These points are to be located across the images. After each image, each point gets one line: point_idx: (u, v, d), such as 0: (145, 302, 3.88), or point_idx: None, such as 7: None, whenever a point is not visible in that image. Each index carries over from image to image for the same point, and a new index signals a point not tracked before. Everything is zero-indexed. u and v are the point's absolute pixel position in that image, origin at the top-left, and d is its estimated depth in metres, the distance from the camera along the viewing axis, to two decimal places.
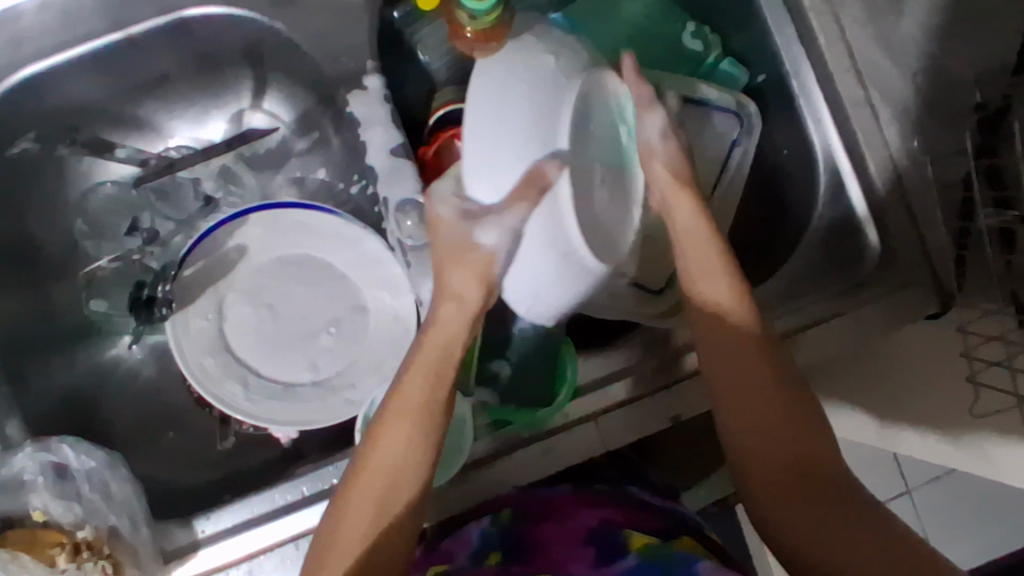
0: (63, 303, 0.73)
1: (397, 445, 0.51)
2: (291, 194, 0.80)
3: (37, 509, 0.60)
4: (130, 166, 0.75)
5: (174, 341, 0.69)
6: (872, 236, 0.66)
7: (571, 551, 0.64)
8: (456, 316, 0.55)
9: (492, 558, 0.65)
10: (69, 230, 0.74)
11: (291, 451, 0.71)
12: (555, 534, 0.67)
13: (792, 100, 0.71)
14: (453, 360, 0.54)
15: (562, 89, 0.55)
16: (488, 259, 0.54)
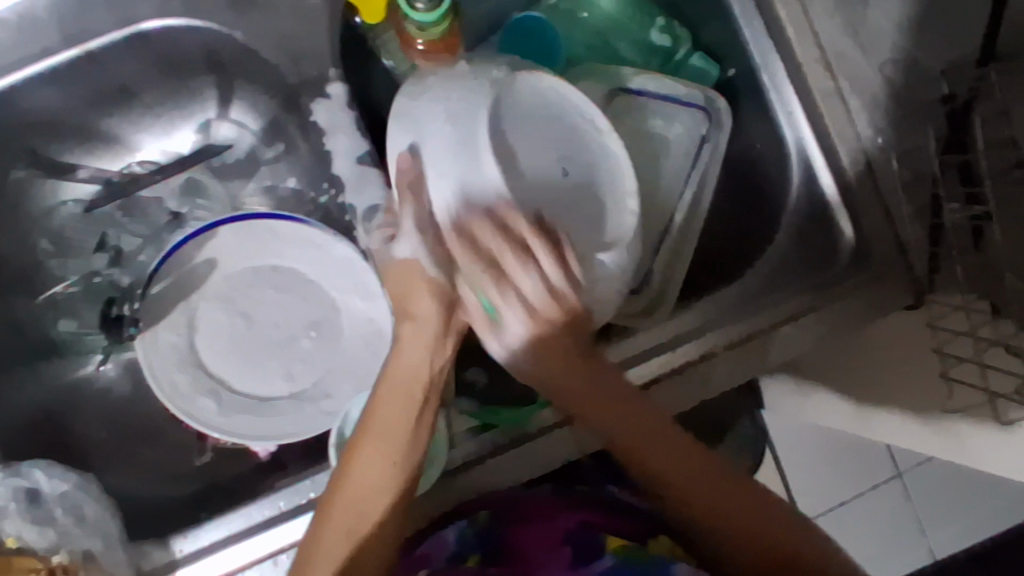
0: (30, 323, 0.71)
1: (366, 478, 0.52)
2: (261, 203, 0.79)
3: (9, 535, 0.59)
4: (92, 184, 0.75)
5: (144, 358, 0.67)
6: (844, 226, 0.66)
7: (548, 552, 0.65)
8: (417, 339, 0.53)
9: (470, 560, 0.65)
10: (33, 251, 0.72)
11: (269, 462, 0.70)
12: (533, 537, 0.66)
13: (762, 92, 0.70)
14: (419, 387, 0.53)
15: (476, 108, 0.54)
16: (419, 270, 0.52)
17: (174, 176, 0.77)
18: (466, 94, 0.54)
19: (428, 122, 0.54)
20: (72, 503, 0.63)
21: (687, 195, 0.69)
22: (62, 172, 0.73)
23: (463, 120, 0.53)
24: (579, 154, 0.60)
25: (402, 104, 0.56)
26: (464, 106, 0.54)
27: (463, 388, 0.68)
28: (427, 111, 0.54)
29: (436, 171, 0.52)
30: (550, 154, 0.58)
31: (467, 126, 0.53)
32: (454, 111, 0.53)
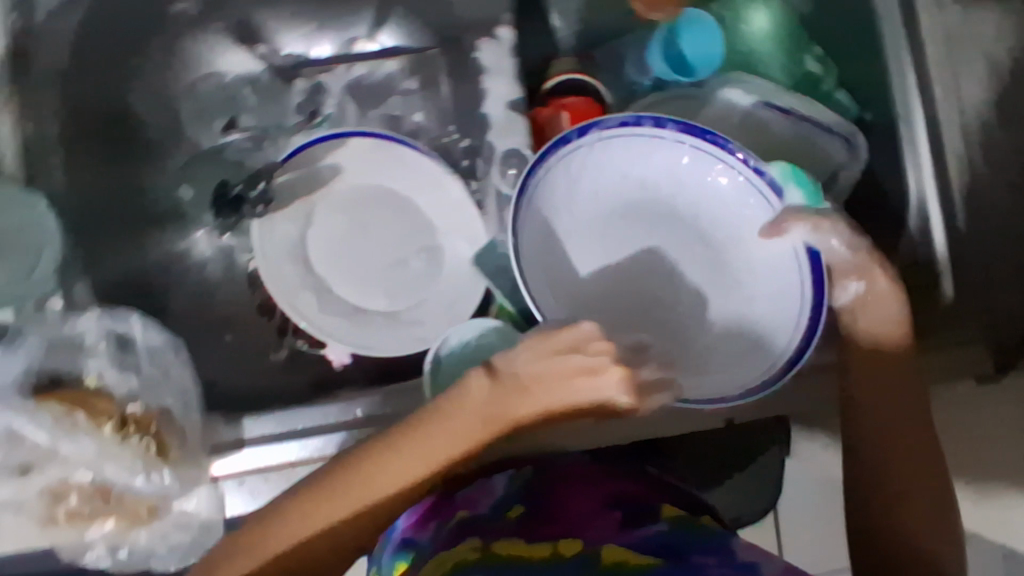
0: (150, 185, 0.71)
1: (411, 465, 0.51)
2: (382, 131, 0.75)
3: (91, 373, 0.60)
4: (253, 63, 0.75)
5: (256, 241, 0.68)
6: (947, 284, 0.69)
7: (596, 513, 0.63)
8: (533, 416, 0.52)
9: (513, 511, 0.64)
10: (176, 114, 0.73)
11: (336, 376, 0.70)
12: (577, 495, 0.65)
13: (897, 139, 0.72)
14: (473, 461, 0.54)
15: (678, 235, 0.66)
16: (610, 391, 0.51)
17: (340, 73, 0.75)
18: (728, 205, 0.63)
19: (637, 172, 0.65)
20: (158, 361, 0.63)
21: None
22: (225, 43, 0.75)
23: (787, 302, 0.60)
24: (706, 270, 0.65)
25: (741, 186, 0.62)
26: (687, 212, 0.65)
27: None
28: (718, 214, 0.64)
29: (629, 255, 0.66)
30: (682, 276, 0.65)
31: (731, 268, 0.64)
32: (685, 228, 0.66)
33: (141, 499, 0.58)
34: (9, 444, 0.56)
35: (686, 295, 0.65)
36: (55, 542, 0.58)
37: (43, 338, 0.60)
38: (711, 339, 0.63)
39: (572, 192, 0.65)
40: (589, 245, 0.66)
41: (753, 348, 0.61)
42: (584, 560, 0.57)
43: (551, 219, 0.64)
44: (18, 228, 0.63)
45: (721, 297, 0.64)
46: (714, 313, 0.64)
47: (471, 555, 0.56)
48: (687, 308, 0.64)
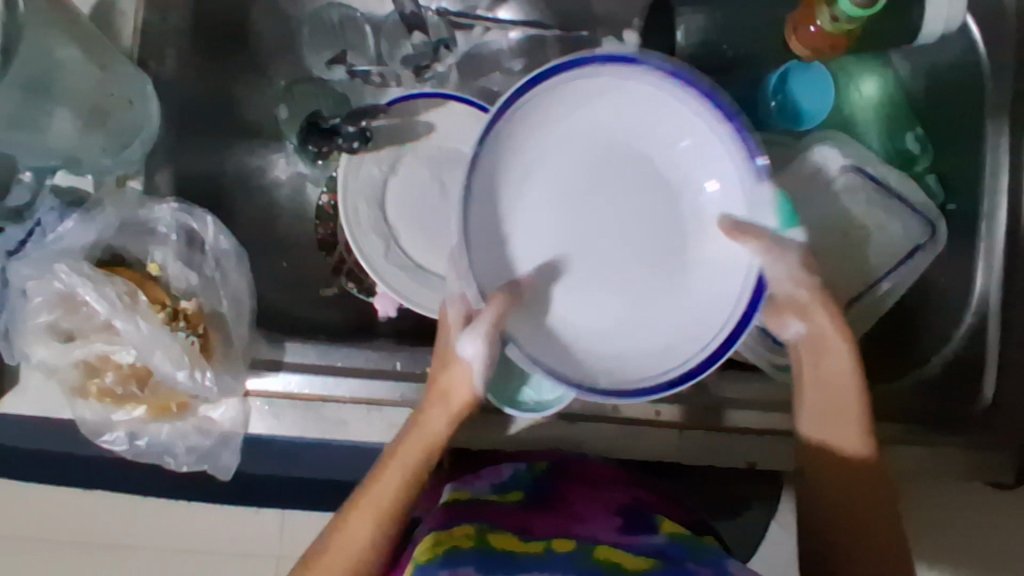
0: (250, 97, 0.72)
1: (386, 505, 0.53)
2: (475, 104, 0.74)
3: (154, 261, 0.62)
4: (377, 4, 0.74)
5: (342, 177, 0.69)
6: (987, 387, 0.70)
7: (602, 516, 0.60)
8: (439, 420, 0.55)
9: (517, 495, 0.62)
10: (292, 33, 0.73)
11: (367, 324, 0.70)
12: (584, 496, 0.64)
13: (974, 236, 0.73)
14: (429, 463, 0.55)
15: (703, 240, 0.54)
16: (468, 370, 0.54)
17: (471, 36, 0.73)
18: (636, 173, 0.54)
19: (615, 135, 0.53)
20: (221, 266, 0.63)
21: (866, 298, 0.71)
22: None
23: (719, 311, 0.52)
24: (657, 255, 0.54)
25: (731, 169, 0.52)
26: (658, 190, 0.54)
27: None
28: (700, 202, 0.54)
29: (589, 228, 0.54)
30: (658, 258, 0.54)
31: (691, 263, 0.54)
32: (649, 212, 0.54)
33: (176, 394, 0.59)
34: (64, 307, 0.57)
35: (630, 291, 0.54)
36: (79, 416, 0.57)
37: (119, 215, 0.60)
38: (590, 334, 0.53)
39: (535, 145, 0.52)
40: (536, 217, 0.53)
41: (667, 353, 0.52)
42: (572, 553, 0.52)
43: (496, 175, 0.51)
44: (129, 100, 0.62)
45: (659, 296, 0.54)
46: (625, 317, 0.54)
47: (464, 540, 0.51)
48: (597, 293, 0.54)
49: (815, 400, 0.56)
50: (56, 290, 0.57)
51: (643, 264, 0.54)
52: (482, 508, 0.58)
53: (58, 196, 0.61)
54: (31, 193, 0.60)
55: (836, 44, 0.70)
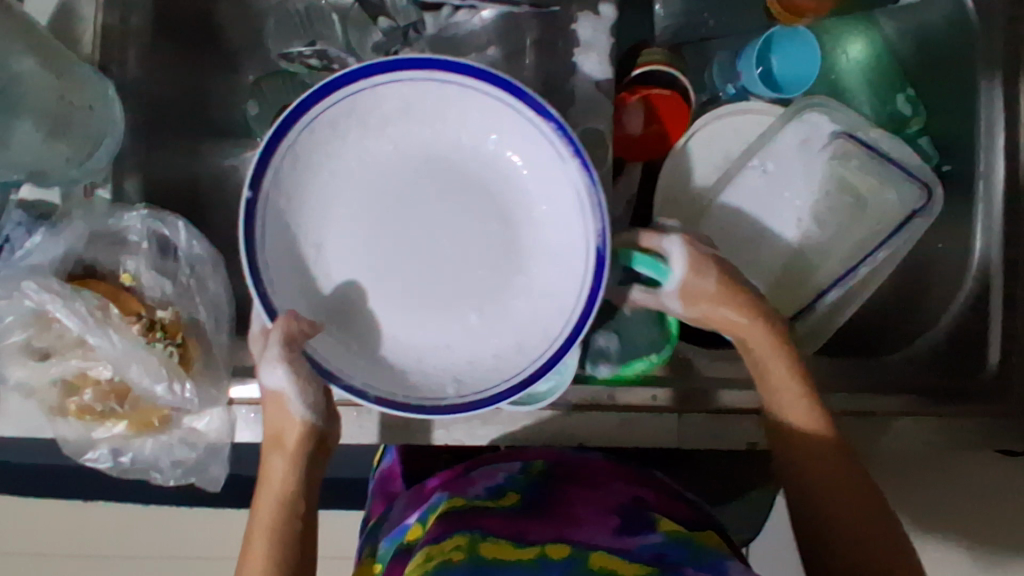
0: (218, 96, 0.71)
1: (265, 567, 0.51)
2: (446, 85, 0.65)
3: (127, 271, 0.59)
4: None
5: None
6: (993, 353, 0.68)
7: (598, 516, 0.57)
8: (280, 467, 0.54)
9: (509, 498, 0.60)
10: (258, 28, 0.71)
11: None
12: (583, 497, 0.61)
13: (972, 198, 0.71)
14: (292, 506, 0.54)
15: (529, 232, 0.55)
16: (283, 401, 0.53)
17: (441, 19, 0.66)
18: (459, 173, 0.55)
19: (420, 142, 0.54)
20: (196, 272, 0.61)
21: (863, 270, 0.68)
22: None
23: (559, 304, 0.53)
24: (496, 264, 0.55)
25: (544, 151, 0.52)
26: (475, 188, 0.55)
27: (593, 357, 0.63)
28: (525, 194, 0.55)
29: (408, 237, 0.55)
30: (494, 266, 0.55)
31: (525, 255, 0.55)
32: (468, 212, 0.55)
33: (157, 407, 0.57)
34: (37, 325, 0.56)
35: (461, 295, 0.55)
36: (60, 434, 0.56)
37: (88, 227, 0.59)
38: (427, 344, 0.55)
39: (332, 167, 0.53)
40: (349, 236, 0.54)
41: (517, 356, 0.53)
42: (566, 559, 0.49)
43: (292, 207, 0.52)
44: (88, 105, 0.58)
45: (492, 297, 0.55)
46: (460, 323, 0.55)
47: (454, 554, 0.49)
48: (429, 301, 0.55)
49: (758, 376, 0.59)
50: (28, 307, 0.55)
51: (483, 277, 0.55)
52: (470, 515, 0.55)
53: (24, 209, 0.59)
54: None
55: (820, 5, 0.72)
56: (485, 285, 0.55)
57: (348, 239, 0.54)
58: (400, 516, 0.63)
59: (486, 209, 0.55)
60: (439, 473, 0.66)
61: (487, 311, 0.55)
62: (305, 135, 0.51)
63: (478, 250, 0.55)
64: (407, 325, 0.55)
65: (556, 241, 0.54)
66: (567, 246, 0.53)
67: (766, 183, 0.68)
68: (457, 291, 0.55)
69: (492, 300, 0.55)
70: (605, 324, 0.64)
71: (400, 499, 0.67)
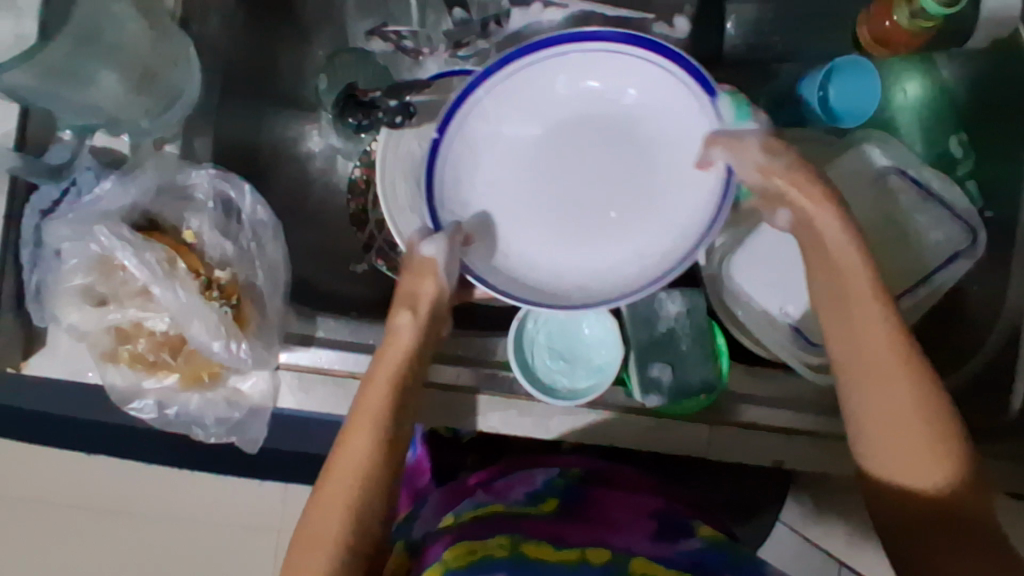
0: (287, 65, 0.70)
1: (376, 434, 0.49)
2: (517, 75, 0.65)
3: (190, 228, 0.61)
4: None
5: (381, 150, 0.64)
6: (1016, 397, 0.68)
7: (637, 522, 0.59)
8: (410, 328, 0.53)
9: (548, 499, 0.62)
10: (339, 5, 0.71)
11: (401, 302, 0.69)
12: (621, 504, 0.62)
13: (1012, 247, 0.72)
14: (411, 376, 0.52)
15: (656, 168, 0.58)
16: (433, 268, 0.54)
17: (529, 14, 0.65)
18: (584, 111, 0.59)
19: (570, 101, 0.59)
20: (257, 236, 0.62)
21: (905, 302, 0.69)
22: None
23: (687, 222, 0.56)
24: (621, 193, 0.59)
25: (654, 83, 0.57)
26: (616, 140, 0.59)
27: (646, 386, 0.63)
28: (643, 130, 0.59)
29: (554, 174, 0.60)
30: (621, 194, 0.59)
31: (654, 186, 0.58)
32: (601, 150, 0.59)
33: (209, 362, 0.58)
34: (100, 271, 0.57)
35: (599, 224, 0.59)
36: (110, 381, 0.57)
37: (157, 178, 0.59)
38: (572, 271, 0.59)
39: (497, 125, 0.59)
40: (512, 182, 0.60)
41: (644, 273, 0.56)
42: (608, 560, 0.52)
43: (462, 156, 0.59)
44: (174, 61, 0.60)
45: (636, 229, 0.59)
46: (604, 253, 0.59)
47: (497, 550, 0.51)
48: (578, 234, 0.59)
49: (829, 273, 0.48)
50: (93, 252, 0.56)
51: (614, 208, 0.59)
52: (511, 514, 0.57)
53: (95, 155, 0.59)
54: (71, 150, 0.58)
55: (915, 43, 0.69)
56: (614, 212, 0.59)
57: (498, 182, 0.60)
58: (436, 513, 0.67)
59: (613, 145, 0.59)
60: (474, 475, 0.71)
61: (623, 238, 0.59)
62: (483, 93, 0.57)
63: (607, 179, 0.59)
64: (556, 251, 0.59)
65: (680, 164, 0.58)
66: (688, 183, 0.57)
67: None
68: (592, 217, 0.59)
69: (627, 227, 0.59)
70: (664, 356, 0.64)
71: (432, 497, 0.71)
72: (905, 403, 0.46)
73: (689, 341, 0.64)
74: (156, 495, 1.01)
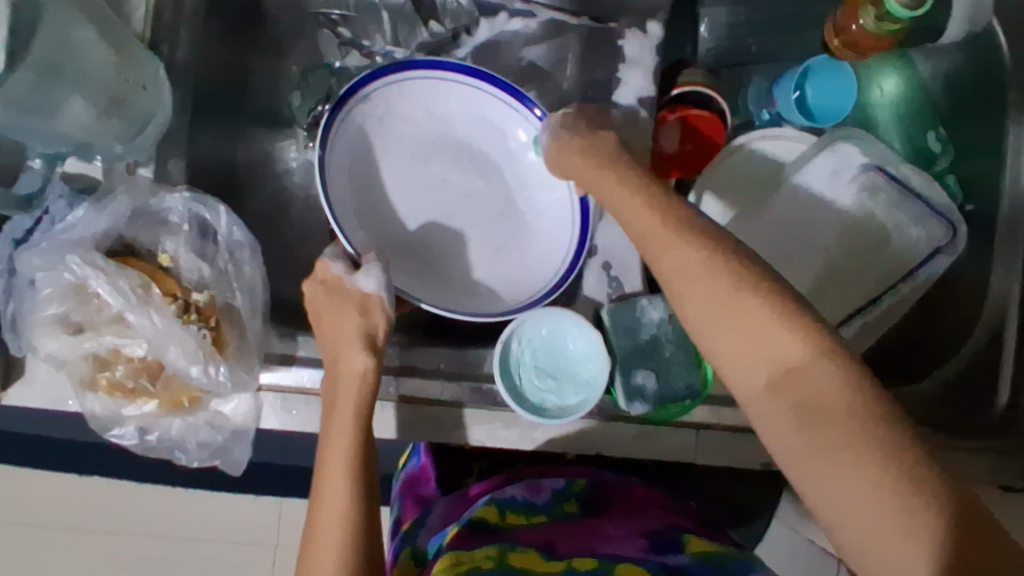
0: (261, 82, 0.71)
1: (353, 474, 0.53)
2: (462, 80, 0.66)
3: (166, 251, 0.60)
4: None
5: (330, 164, 0.64)
6: (1003, 393, 0.69)
7: (627, 535, 0.58)
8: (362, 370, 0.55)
9: (541, 512, 0.62)
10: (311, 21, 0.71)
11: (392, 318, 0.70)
12: (613, 520, 0.62)
13: (992, 241, 0.72)
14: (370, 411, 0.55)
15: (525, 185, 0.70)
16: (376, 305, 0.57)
17: (496, 23, 0.69)
18: (461, 137, 0.69)
19: (444, 129, 0.69)
20: (234, 257, 0.61)
21: (884, 303, 0.69)
22: None
23: (556, 232, 0.68)
24: (500, 208, 0.70)
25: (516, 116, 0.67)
26: (490, 161, 0.70)
27: (631, 394, 0.62)
28: (513, 152, 0.69)
29: (448, 193, 0.69)
30: (500, 209, 0.70)
31: (526, 203, 0.70)
32: (481, 171, 0.70)
33: (188, 388, 0.57)
34: (76, 299, 0.56)
35: (485, 235, 0.69)
36: (89, 408, 0.56)
37: (131, 204, 0.59)
38: (469, 274, 0.68)
39: (378, 151, 0.68)
40: (408, 201, 0.69)
41: (528, 275, 0.68)
42: (595, 570, 0.51)
43: (358, 186, 0.67)
44: (143, 86, 0.59)
45: (517, 236, 0.69)
46: (488, 259, 0.69)
47: (484, 562, 0.50)
48: (469, 244, 0.69)
49: (608, 199, 0.53)
50: (66, 281, 0.55)
51: (497, 221, 0.70)
52: (502, 531, 0.56)
53: (66, 182, 0.59)
54: (43, 179, 0.58)
55: (881, 45, 0.70)
56: (500, 225, 0.69)
57: (405, 198, 0.69)
58: (442, 523, 0.67)
59: (488, 166, 0.70)
60: (480, 482, 0.71)
61: (510, 247, 0.69)
62: (362, 106, 0.65)
63: (486, 196, 0.70)
64: (454, 258, 0.69)
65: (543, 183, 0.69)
66: (562, 197, 0.67)
67: (795, 214, 0.71)
68: (480, 228, 0.69)
69: (510, 239, 0.69)
70: (647, 362, 0.63)
71: (437, 506, 0.71)
72: (720, 291, 0.45)
73: (669, 348, 0.64)
74: (151, 513, 1.01)
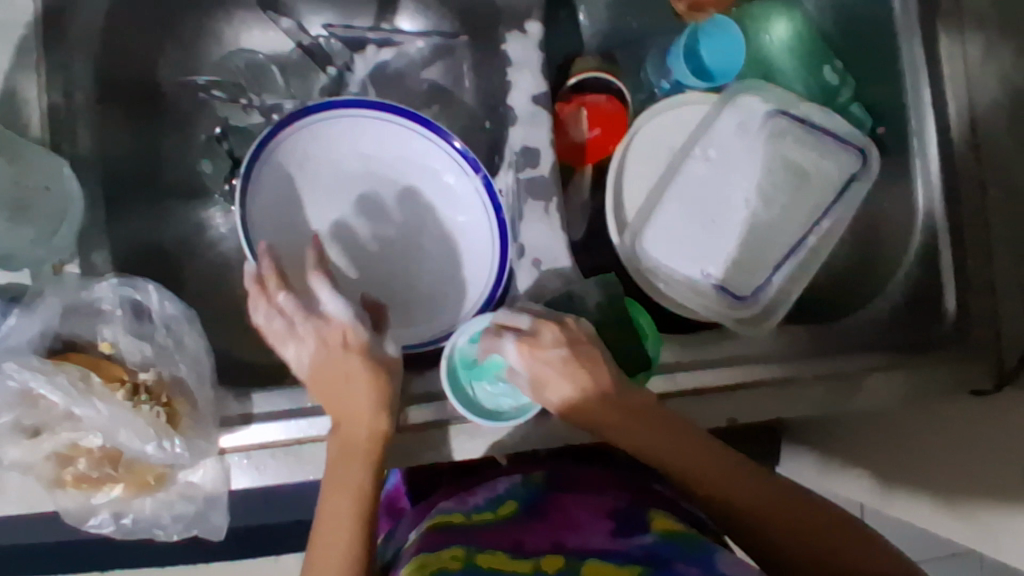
0: (169, 159, 0.73)
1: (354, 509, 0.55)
2: (374, 115, 0.69)
3: (105, 339, 0.61)
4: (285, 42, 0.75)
5: (250, 216, 0.67)
6: (949, 298, 0.70)
7: (595, 522, 0.60)
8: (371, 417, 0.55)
9: (508, 506, 0.64)
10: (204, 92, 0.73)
11: None
12: (579, 505, 0.63)
13: (909, 158, 0.74)
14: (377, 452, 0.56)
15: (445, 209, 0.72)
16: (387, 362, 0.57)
17: (370, 57, 0.75)
18: (378, 173, 0.72)
19: (361, 168, 0.71)
20: (173, 330, 0.64)
21: (812, 240, 0.72)
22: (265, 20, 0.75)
23: (482, 248, 0.70)
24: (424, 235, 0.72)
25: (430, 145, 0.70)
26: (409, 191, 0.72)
27: None
28: (429, 179, 0.72)
29: (373, 230, 0.72)
30: (426, 236, 0.72)
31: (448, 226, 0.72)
32: (401, 202, 0.72)
33: (150, 465, 0.59)
34: (24, 404, 0.57)
35: (416, 263, 0.71)
36: (61, 505, 0.58)
37: (63, 301, 0.60)
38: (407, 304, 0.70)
39: (301, 200, 0.70)
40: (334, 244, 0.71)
41: (463, 292, 0.70)
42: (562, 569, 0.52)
43: (285, 233, 0.69)
44: (46, 186, 0.61)
45: (446, 258, 0.71)
46: (421, 287, 0.71)
47: (451, 562, 0.52)
48: (401, 276, 0.71)
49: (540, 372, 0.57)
50: (12, 388, 0.57)
51: (423, 247, 0.72)
52: (467, 532, 0.58)
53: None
54: None
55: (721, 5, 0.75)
56: (428, 252, 0.72)
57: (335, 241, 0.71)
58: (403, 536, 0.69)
59: (408, 197, 0.72)
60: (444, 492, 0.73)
61: (440, 270, 0.71)
62: (276, 157, 0.68)
63: (409, 225, 0.72)
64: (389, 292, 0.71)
65: (464, 204, 0.71)
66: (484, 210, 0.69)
67: (712, 171, 0.73)
68: (411, 257, 0.72)
69: (439, 262, 0.72)
70: None
71: (404, 520, 0.73)
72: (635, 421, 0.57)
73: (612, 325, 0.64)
74: None
